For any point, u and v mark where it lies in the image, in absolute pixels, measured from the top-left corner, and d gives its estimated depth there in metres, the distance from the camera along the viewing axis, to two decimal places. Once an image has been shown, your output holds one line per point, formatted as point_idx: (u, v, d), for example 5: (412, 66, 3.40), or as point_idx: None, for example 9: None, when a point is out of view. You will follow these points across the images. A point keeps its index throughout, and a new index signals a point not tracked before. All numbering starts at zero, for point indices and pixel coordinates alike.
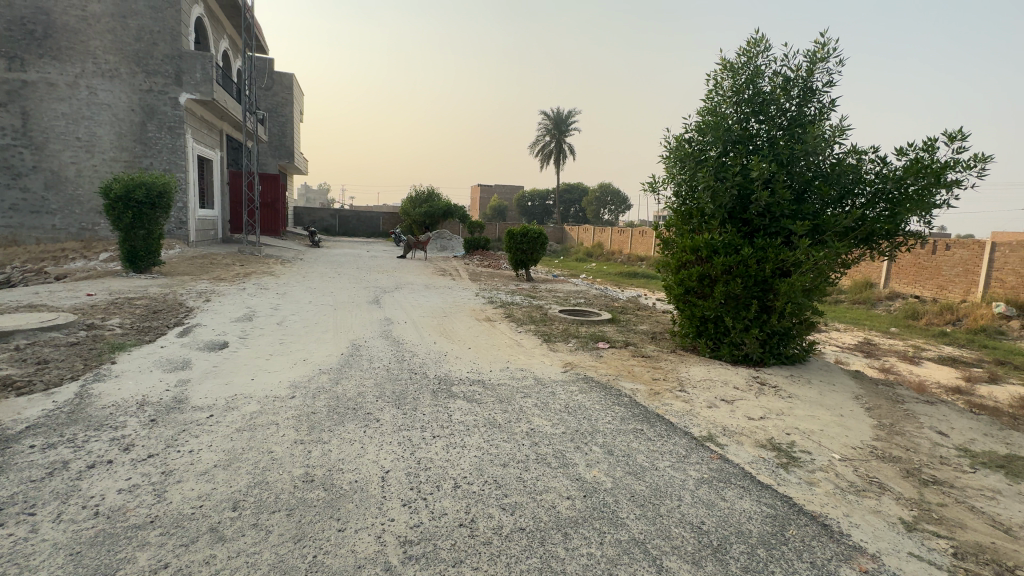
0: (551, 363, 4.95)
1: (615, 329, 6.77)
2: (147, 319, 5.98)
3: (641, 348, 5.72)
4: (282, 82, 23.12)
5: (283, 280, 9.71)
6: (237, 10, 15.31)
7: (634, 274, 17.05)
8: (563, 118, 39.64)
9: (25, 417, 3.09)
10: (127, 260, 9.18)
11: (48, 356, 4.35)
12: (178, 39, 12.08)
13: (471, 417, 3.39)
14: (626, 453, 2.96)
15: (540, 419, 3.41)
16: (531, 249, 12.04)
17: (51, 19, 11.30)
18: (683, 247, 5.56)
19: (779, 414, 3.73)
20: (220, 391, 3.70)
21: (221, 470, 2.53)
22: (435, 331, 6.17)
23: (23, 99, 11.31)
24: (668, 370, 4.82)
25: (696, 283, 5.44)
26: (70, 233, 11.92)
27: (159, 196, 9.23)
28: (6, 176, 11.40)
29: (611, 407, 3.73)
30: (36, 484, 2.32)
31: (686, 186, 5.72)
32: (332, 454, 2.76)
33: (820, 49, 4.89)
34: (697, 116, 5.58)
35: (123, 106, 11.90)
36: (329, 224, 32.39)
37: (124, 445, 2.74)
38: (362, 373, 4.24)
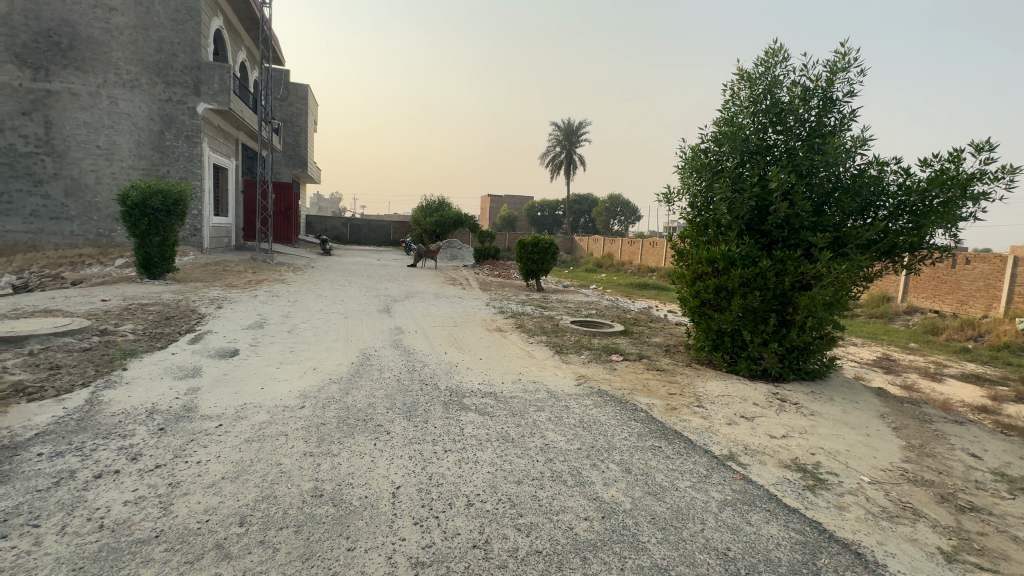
0: (564, 375, 4.85)
1: (628, 341, 6.65)
2: (160, 325, 6.00)
3: (656, 361, 5.60)
4: (298, 93, 23.49)
5: (294, 287, 9.73)
6: (255, 23, 15.60)
7: (644, 285, 16.90)
8: (574, 129, 39.78)
9: (34, 425, 3.05)
10: (142, 266, 9.27)
11: (60, 362, 4.34)
12: (198, 51, 12.31)
13: (483, 431, 3.31)
14: (644, 472, 2.85)
15: (554, 435, 3.31)
16: (542, 259, 11.97)
17: (76, 31, 11.59)
18: (699, 259, 5.45)
19: (802, 433, 3.59)
20: (229, 400, 3.65)
21: (228, 483, 2.46)
22: (445, 341, 6.09)
23: (47, 108, 11.56)
24: (684, 384, 4.70)
25: (713, 295, 5.32)
26: (88, 239, 12.11)
27: (174, 203, 9.34)
28: (27, 183, 11.62)
29: (627, 422, 3.62)
30: (42, 494, 2.27)
31: (702, 197, 5.63)
32: (342, 468, 2.68)
33: (841, 59, 4.80)
34: (714, 127, 5.50)
35: (143, 115, 12.13)
36: (340, 232, 32.67)
37: (131, 455, 2.69)
38: (373, 384, 4.17)
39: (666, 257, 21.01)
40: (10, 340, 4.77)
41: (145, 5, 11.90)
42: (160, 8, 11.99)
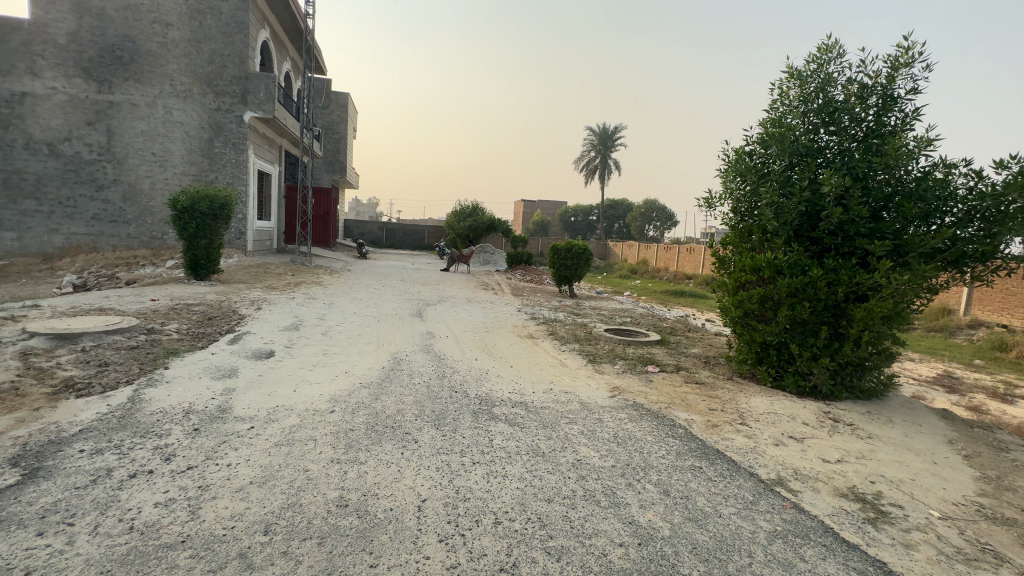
0: (598, 386, 4.66)
1: (664, 352, 6.39)
2: (203, 325, 6.21)
3: (694, 374, 5.34)
4: (338, 101, 24.24)
5: (330, 290, 9.93)
6: (299, 34, 16.18)
7: (681, 293, 16.38)
8: (609, 133, 39.32)
9: (80, 420, 3.16)
10: (190, 268, 9.67)
11: (109, 359, 4.52)
12: (246, 62, 12.84)
13: (513, 443, 3.19)
14: (684, 495, 2.66)
15: (587, 450, 3.16)
16: (575, 265, 11.78)
17: (137, 46, 12.33)
18: (743, 267, 5.17)
19: (859, 457, 3.30)
20: (262, 402, 3.69)
21: (256, 488, 2.44)
22: (476, 347, 6.02)
23: (109, 118, 12.32)
24: (726, 400, 4.43)
25: (757, 306, 5.03)
26: (142, 241, 12.80)
27: (220, 207, 9.71)
28: (90, 189, 12.40)
29: (664, 440, 3.42)
30: (79, 492, 2.31)
31: (746, 202, 5.37)
32: (368, 477, 2.62)
33: (904, 54, 4.45)
34: (761, 128, 5.24)
35: (194, 124, 12.73)
36: (377, 236, 33.40)
37: (165, 455, 2.73)
38: (402, 390, 4.13)
39: (704, 264, 20.32)
40: (67, 337, 5.02)
41: (199, 19, 12.52)
42: (212, 22, 12.58)
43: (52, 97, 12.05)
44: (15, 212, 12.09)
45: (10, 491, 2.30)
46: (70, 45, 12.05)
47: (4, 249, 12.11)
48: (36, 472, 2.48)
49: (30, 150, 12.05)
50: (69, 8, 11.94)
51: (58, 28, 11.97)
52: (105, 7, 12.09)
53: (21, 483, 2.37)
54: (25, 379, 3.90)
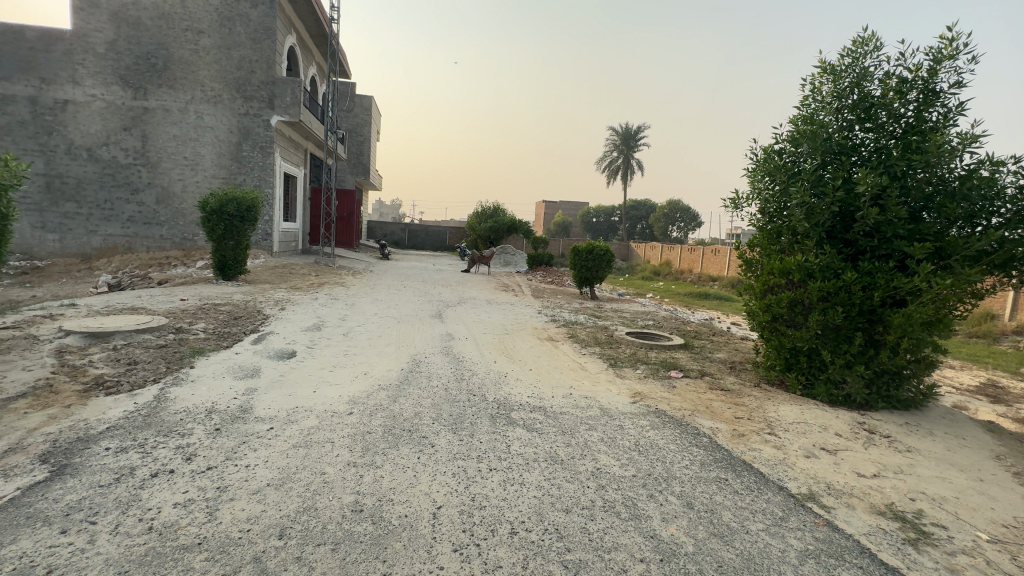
0: (619, 392, 4.55)
1: (688, 356, 6.23)
2: (228, 325, 6.34)
3: (719, 380, 5.17)
4: (362, 104, 24.64)
5: (352, 290, 10.05)
6: (325, 39, 16.48)
7: (705, 295, 16.02)
8: (632, 133, 38.98)
9: (108, 418, 3.24)
10: (218, 268, 9.92)
11: (138, 357, 4.65)
12: (273, 67, 13.12)
13: (531, 450, 3.12)
14: (708, 508, 2.55)
15: (607, 458, 3.07)
16: (597, 266, 11.63)
17: (171, 53, 12.74)
18: (771, 270, 4.99)
19: (897, 473, 3.12)
20: (283, 402, 3.72)
21: (273, 491, 2.45)
22: (495, 349, 5.98)
23: (144, 123, 12.77)
24: (753, 408, 4.27)
25: (786, 310, 4.84)
26: (174, 242, 13.20)
27: (247, 209, 9.94)
28: (126, 192, 12.87)
29: (688, 449, 3.30)
30: (103, 490, 2.35)
31: (774, 202, 5.19)
32: (384, 482, 2.59)
33: (948, 45, 4.22)
34: (791, 125, 5.06)
35: (224, 128, 13.08)
36: (399, 237, 33.76)
37: (186, 454, 2.76)
38: (420, 393, 4.11)
39: (729, 266, 19.86)
40: (100, 335, 5.19)
41: (229, 26, 12.85)
42: (241, 28, 12.90)
43: (91, 104, 12.56)
44: (57, 214, 12.65)
45: (38, 487, 2.36)
46: (108, 54, 12.53)
47: (47, 249, 12.68)
48: (64, 469, 2.54)
49: (71, 155, 12.59)
50: (107, 19, 12.42)
51: (97, 37, 12.47)
52: (141, 16, 12.53)
53: (49, 480, 2.42)
54: (59, 376, 4.03)
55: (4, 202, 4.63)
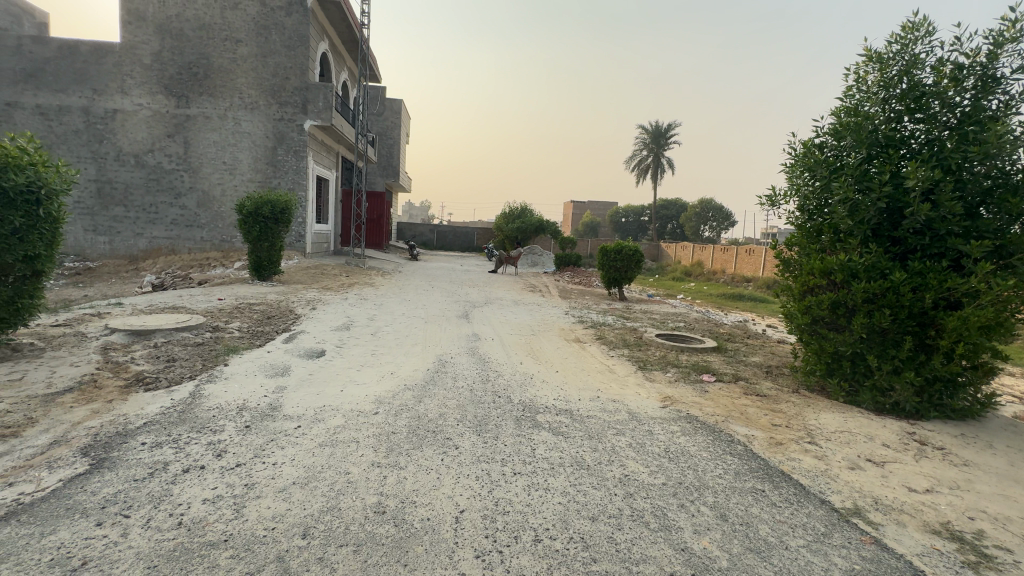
0: (648, 395, 4.42)
1: (721, 360, 6.01)
2: (262, 324, 6.52)
3: (755, 385, 4.96)
4: (392, 107, 25.06)
5: (381, 290, 10.19)
6: (356, 44, 16.83)
7: (739, 296, 15.53)
8: (662, 131, 38.21)
9: (145, 413, 3.35)
10: (254, 269, 10.23)
11: (176, 355, 4.82)
12: (306, 73, 13.48)
13: (557, 455, 3.04)
14: (744, 521, 2.42)
15: (635, 465, 2.97)
16: (625, 267, 11.42)
17: (211, 62, 13.26)
18: (812, 270, 4.76)
19: (953, 488, 2.89)
20: (310, 401, 3.76)
21: (298, 489, 2.46)
22: (521, 350, 5.93)
23: (186, 130, 13.33)
24: (791, 415, 4.07)
25: (828, 313, 4.60)
26: (214, 244, 13.73)
27: (281, 211, 10.22)
28: (170, 196, 13.47)
29: (721, 457, 3.15)
30: (137, 484, 2.42)
31: (815, 198, 4.96)
32: (407, 484, 2.57)
33: (1009, 27, 3.91)
34: (833, 118, 4.83)
35: (260, 133, 13.50)
36: (427, 238, 34.13)
37: (217, 451, 2.81)
38: (446, 393, 4.09)
39: (765, 266, 19.20)
40: (141, 333, 5.41)
41: (265, 35, 13.26)
42: (276, 36, 13.29)
43: (138, 113, 13.20)
44: (107, 218, 13.35)
45: (78, 480, 2.44)
46: (153, 65, 13.14)
47: (98, 251, 13.40)
48: (102, 463, 2.63)
49: (120, 162, 13.27)
50: (153, 31, 13.02)
51: (144, 49, 13.09)
52: (183, 28, 13.09)
53: (88, 473, 2.51)
54: (103, 372, 4.21)
55: (55, 206, 4.82)
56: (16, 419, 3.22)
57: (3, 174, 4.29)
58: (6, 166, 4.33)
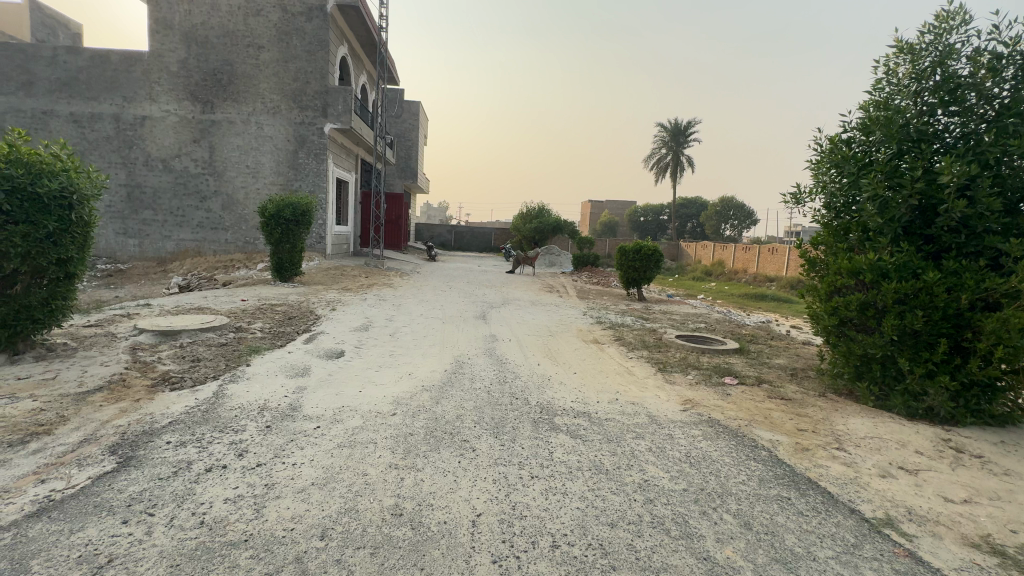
0: (668, 398, 4.33)
1: (743, 362, 5.87)
2: (283, 324, 6.63)
3: (779, 388, 4.82)
4: (410, 109, 25.30)
5: (399, 291, 10.27)
6: (374, 48, 17.02)
7: (761, 296, 15.20)
8: (682, 129, 37.65)
9: (171, 413, 3.43)
10: (276, 270, 10.41)
11: (201, 355, 4.93)
12: (326, 77, 13.68)
13: (574, 459, 3.00)
14: (769, 530, 2.35)
15: (655, 469, 2.91)
16: (644, 267, 11.28)
17: (234, 68, 13.57)
18: (839, 269, 4.61)
19: (992, 499, 2.75)
20: (330, 401, 3.79)
21: (317, 490, 2.48)
22: (539, 352, 5.89)
23: (211, 135, 13.68)
24: (818, 420, 3.94)
25: (857, 314, 4.45)
26: (238, 246, 14.05)
27: (302, 214, 10.39)
28: (196, 200, 13.84)
29: (744, 463, 3.07)
30: (162, 483, 2.47)
31: (843, 195, 4.82)
32: (424, 486, 2.57)
33: None
34: (862, 113, 4.69)
35: (282, 137, 13.75)
36: (445, 239, 34.33)
37: (239, 450, 2.86)
38: (463, 395, 4.08)
39: (788, 266, 18.74)
40: (168, 333, 5.55)
41: (286, 40, 13.52)
42: (297, 42, 13.53)
43: (165, 119, 13.59)
44: (137, 221, 13.79)
45: (105, 478, 2.51)
46: (180, 72, 13.52)
47: (128, 254, 13.85)
48: (129, 461, 2.69)
49: (148, 167, 13.69)
50: (180, 39, 13.39)
51: (171, 57, 13.48)
52: (208, 35, 13.43)
53: (116, 471, 2.58)
54: (131, 371, 4.34)
55: (87, 211, 4.97)
56: (49, 417, 3.33)
57: (38, 181, 4.48)
58: (41, 173, 4.52)
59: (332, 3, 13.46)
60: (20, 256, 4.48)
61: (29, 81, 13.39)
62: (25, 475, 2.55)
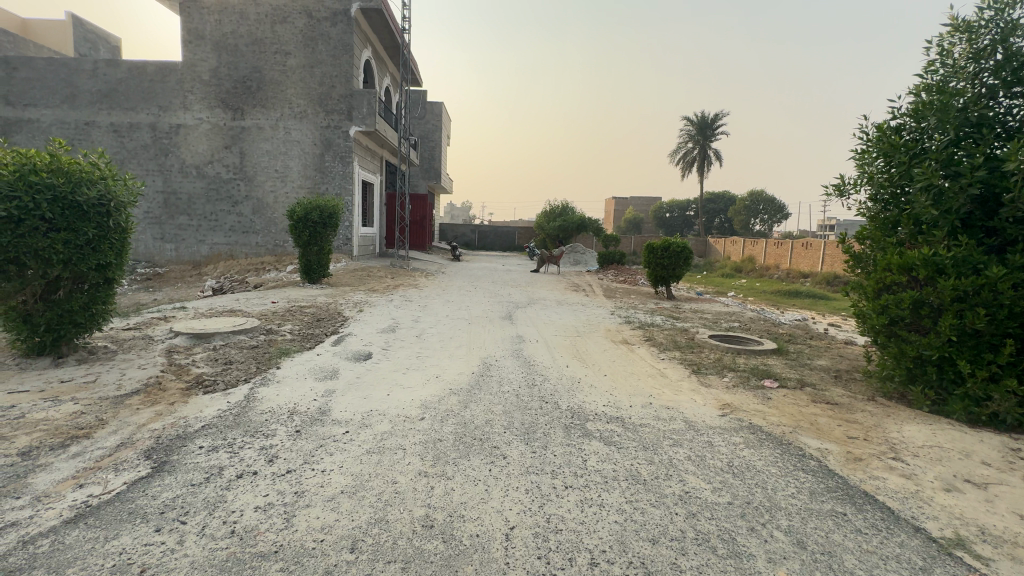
0: (705, 402, 4.15)
1: (782, 363, 5.60)
2: (312, 326, 6.68)
3: (824, 392, 4.56)
4: (433, 110, 25.46)
5: (425, 292, 10.27)
6: (398, 50, 17.16)
7: (796, 293, 14.64)
8: (708, 122, 36.72)
9: (203, 416, 3.46)
10: (304, 273, 10.57)
11: (233, 357, 5.01)
12: (351, 81, 13.84)
13: (610, 468, 2.87)
14: (826, 550, 2.18)
15: (696, 480, 2.76)
16: (673, 264, 10.98)
17: (263, 75, 13.87)
18: (889, 265, 4.33)
19: None
20: (358, 405, 3.77)
21: (347, 499, 2.43)
22: (567, 353, 5.75)
23: (242, 141, 14.03)
24: (869, 427, 3.70)
25: (910, 313, 4.16)
26: (268, 249, 14.37)
27: (329, 216, 10.54)
28: (228, 205, 14.21)
29: (793, 474, 2.88)
30: (194, 489, 2.46)
31: (892, 186, 4.55)
32: (455, 496, 2.49)
33: None
34: (913, 97, 4.41)
35: (309, 141, 13.99)
36: (469, 239, 34.41)
37: (269, 456, 2.84)
38: (491, 398, 4.00)
39: (823, 261, 18.03)
40: (202, 336, 5.66)
41: (312, 45, 13.73)
42: (322, 46, 13.72)
43: (199, 127, 14.00)
44: (173, 226, 14.25)
45: (140, 483, 2.52)
46: (212, 80, 13.89)
47: (165, 258, 14.34)
48: (163, 466, 2.70)
49: (183, 173, 14.13)
50: (211, 48, 13.76)
51: (203, 66, 13.86)
52: (238, 44, 13.76)
53: (150, 476, 2.59)
54: (166, 375, 4.42)
55: (124, 217, 5.10)
56: (89, 420, 3.40)
57: (77, 189, 4.61)
58: (80, 181, 4.65)
59: (355, 7, 13.59)
60: (63, 263, 4.62)
61: (72, 93, 13.99)
62: (65, 480, 2.59)
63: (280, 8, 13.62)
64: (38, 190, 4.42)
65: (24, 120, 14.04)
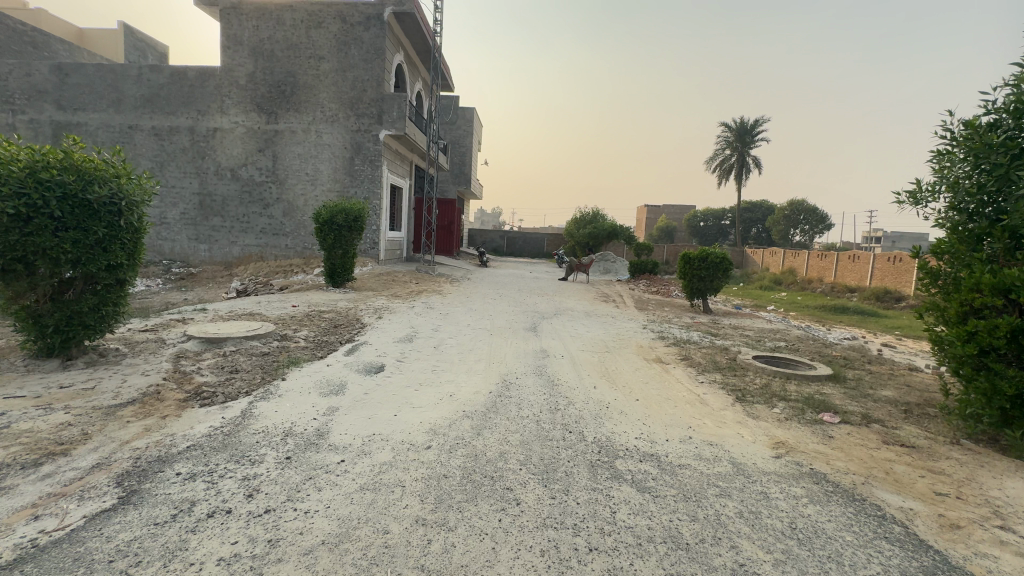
0: (755, 439, 3.58)
1: (841, 393, 4.92)
2: (328, 333, 6.42)
3: (896, 431, 3.91)
4: (465, 116, 25.52)
5: (448, 299, 9.98)
6: (429, 55, 17.12)
7: (844, 309, 13.57)
8: (748, 128, 35.29)
9: (192, 435, 3.16)
10: (329, 275, 10.43)
11: (239, 366, 4.74)
12: (382, 85, 13.77)
13: (644, 525, 2.37)
14: None
15: (750, 546, 2.25)
16: (710, 275, 10.29)
17: (298, 79, 13.97)
18: (975, 283, 3.67)
19: None
20: (361, 427, 3.41)
21: (326, 553, 2.04)
22: (595, 372, 5.23)
23: (275, 144, 14.16)
24: (960, 481, 3.06)
25: (1010, 344, 3.43)
26: (297, 251, 14.43)
27: (355, 219, 10.39)
28: (260, 207, 14.36)
29: (874, 544, 2.33)
30: (156, 530, 2.13)
31: (980, 195, 3.90)
32: (455, 555, 2.07)
33: None
34: (1009, 91, 3.80)
35: (339, 145, 13.98)
36: (498, 244, 34.26)
37: (249, 489, 2.49)
38: (508, 424, 3.58)
39: (872, 275, 16.76)
40: (214, 341, 5.42)
41: (345, 50, 13.75)
42: (355, 51, 13.73)
43: (234, 130, 14.22)
44: (207, 227, 14.50)
45: (100, 519, 2.20)
46: (248, 85, 14.09)
47: (199, 258, 14.60)
48: (130, 497, 2.39)
49: (218, 175, 14.38)
50: (248, 53, 13.96)
51: (240, 71, 14.07)
52: (274, 48, 13.91)
53: (113, 510, 2.27)
54: (167, 384, 4.17)
55: (136, 217, 4.93)
56: (72, 434, 3.13)
57: (89, 187, 4.46)
58: (91, 180, 4.50)
59: (388, 11, 13.56)
60: (72, 263, 4.48)
61: (117, 98, 14.44)
62: (21, 509, 2.29)
63: (314, 13, 13.70)
64: (47, 187, 4.27)
65: (74, 123, 14.58)
